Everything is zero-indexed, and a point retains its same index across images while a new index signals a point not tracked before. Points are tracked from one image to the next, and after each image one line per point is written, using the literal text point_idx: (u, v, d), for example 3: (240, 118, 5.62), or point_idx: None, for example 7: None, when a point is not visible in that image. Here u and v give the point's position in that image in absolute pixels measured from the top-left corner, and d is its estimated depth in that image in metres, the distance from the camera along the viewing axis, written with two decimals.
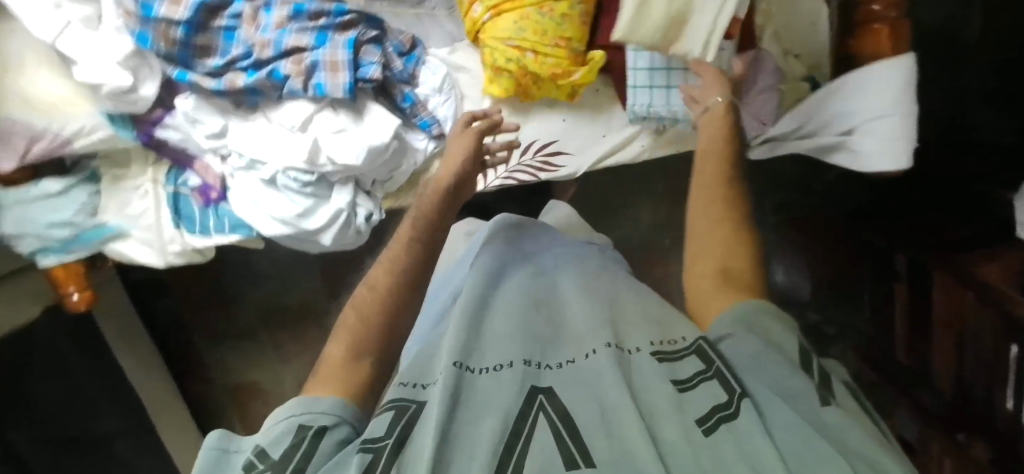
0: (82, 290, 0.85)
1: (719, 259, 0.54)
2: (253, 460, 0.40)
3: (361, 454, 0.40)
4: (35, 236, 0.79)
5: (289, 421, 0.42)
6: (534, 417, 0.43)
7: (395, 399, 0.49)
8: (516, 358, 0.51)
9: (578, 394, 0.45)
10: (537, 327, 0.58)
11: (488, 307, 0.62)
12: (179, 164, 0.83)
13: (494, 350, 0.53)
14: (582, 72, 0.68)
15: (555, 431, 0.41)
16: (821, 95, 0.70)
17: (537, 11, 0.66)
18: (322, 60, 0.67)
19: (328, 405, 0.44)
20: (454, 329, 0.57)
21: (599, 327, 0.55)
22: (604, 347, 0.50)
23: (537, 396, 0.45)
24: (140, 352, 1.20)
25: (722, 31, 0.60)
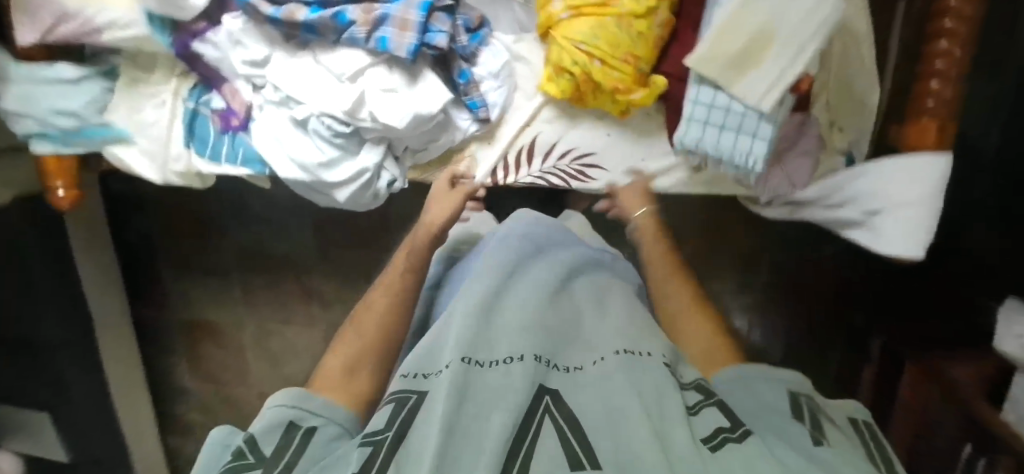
0: (70, 189, 0.80)
1: (698, 337, 0.64)
2: (245, 447, 0.49)
3: (362, 448, 0.43)
4: (36, 118, 0.74)
5: (279, 414, 0.53)
6: (541, 419, 0.44)
7: (398, 387, 0.49)
8: (527, 352, 0.49)
9: (588, 401, 0.46)
10: (551, 316, 0.55)
11: (502, 291, 0.58)
12: (207, 82, 0.80)
13: (504, 339, 0.52)
14: (641, 94, 0.69)
15: (562, 434, 0.43)
16: (856, 172, 0.71)
17: (616, 22, 0.66)
18: (393, 15, 0.65)
19: (319, 405, 0.55)
20: (460, 317, 0.54)
21: (614, 332, 0.54)
22: (613, 354, 0.51)
23: (544, 397, 0.46)
24: (101, 264, 1.13)
25: (785, 88, 0.62)
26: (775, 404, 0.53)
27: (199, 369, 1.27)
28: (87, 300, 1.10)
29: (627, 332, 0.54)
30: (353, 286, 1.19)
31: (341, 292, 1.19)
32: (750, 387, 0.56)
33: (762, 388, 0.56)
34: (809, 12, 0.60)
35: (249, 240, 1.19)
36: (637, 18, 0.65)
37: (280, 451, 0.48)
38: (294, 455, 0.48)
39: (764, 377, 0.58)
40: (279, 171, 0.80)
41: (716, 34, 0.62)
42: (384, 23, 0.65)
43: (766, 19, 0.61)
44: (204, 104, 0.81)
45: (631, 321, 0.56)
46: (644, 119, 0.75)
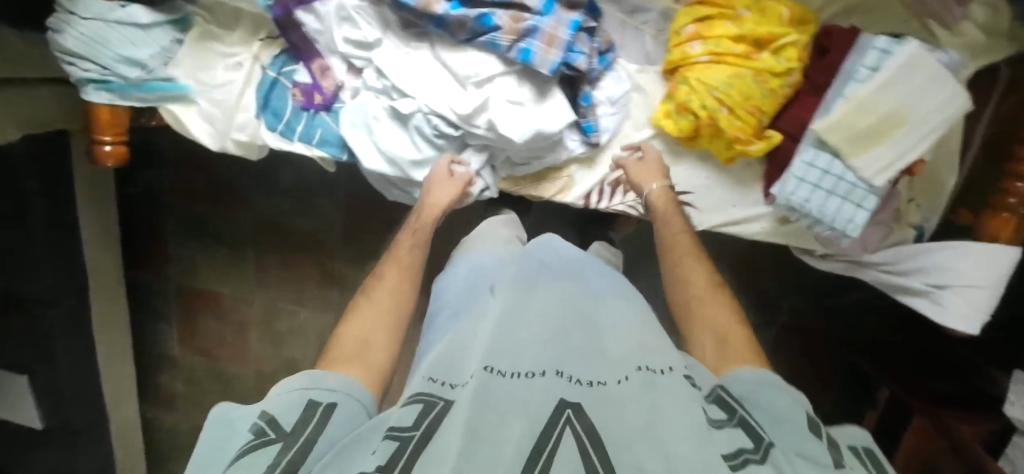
0: (118, 143, 0.69)
1: (717, 329, 0.53)
2: (264, 428, 0.37)
3: (389, 442, 0.33)
4: (99, 63, 0.63)
5: (298, 393, 0.41)
6: (559, 432, 0.32)
7: (418, 391, 0.38)
8: (551, 368, 0.39)
9: (612, 413, 0.34)
10: (576, 324, 0.45)
11: (522, 299, 0.48)
12: (297, 52, 0.73)
13: (528, 350, 0.40)
14: (758, 147, 0.70)
15: (583, 450, 0.31)
16: (924, 247, 0.77)
17: (754, 76, 0.66)
18: (542, 29, 0.62)
19: (336, 382, 0.43)
20: (487, 326, 0.44)
21: (636, 343, 0.43)
22: (638, 365, 0.39)
23: (566, 409, 0.34)
24: (102, 216, 1.03)
25: (900, 168, 0.65)
26: (790, 423, 0.40)
27: (191, 340, 1.22)
28: (83, 255, 0.99)
29: (649, 342, 0.43)
30: None
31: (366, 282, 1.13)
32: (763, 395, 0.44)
33: (764, 397, 0.43)
34: (941, 103, 0.62)
35: (271, 214, 1.11)
36: (774, 75, 0.66)
37: (302, 428, 0.37)
38: (316, 433, 0.37)
39: (770, 384, 0.45)
40: (363, 160, 0.73)
41: (849, 106, 0.65)
42: (532, 35, 0.62)
43: (901, 101, 0.63)
44: (287, 75, 0.74)
45: (649, 329, 0.46)
46: (744, 169, 0.77)
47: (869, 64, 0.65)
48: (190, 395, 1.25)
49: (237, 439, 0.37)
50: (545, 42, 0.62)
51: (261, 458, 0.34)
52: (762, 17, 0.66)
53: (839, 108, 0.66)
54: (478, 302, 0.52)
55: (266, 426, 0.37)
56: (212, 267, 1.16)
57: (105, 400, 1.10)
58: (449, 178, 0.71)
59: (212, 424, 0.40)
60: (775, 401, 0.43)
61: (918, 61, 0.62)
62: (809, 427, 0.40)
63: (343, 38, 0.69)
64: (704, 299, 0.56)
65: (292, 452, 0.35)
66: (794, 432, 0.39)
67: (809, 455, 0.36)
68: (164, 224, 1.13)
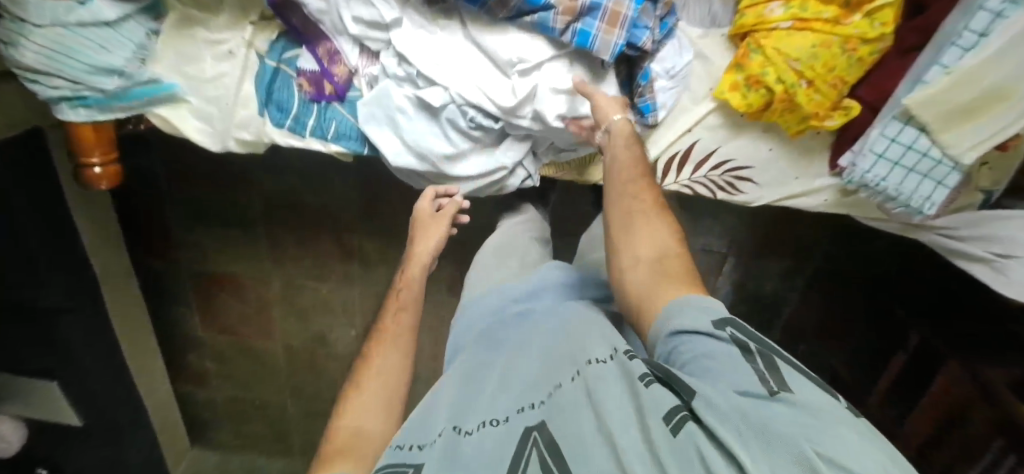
0: (108, 162, 0.60)
1: (655, 250, 0.51)
2: None
3: None
4: (70, 78, 0.53)
5: None
6: (526, 458, 0.39)
7: (394, 460, 0.44)
8: (512, 406, 0.47)
9: (564, 423, 0.41)
10: (531, 357, 0.53)
11: (489, 359, 0.57)
12: (298, 35, 0.62)
13: (490, 400, 0.49)
14: (835, 122, 0.63)
15: (547, 467, 0.38)
16: (991, 215, 0.72)
17: (842, 44, 0.57)
18: (605, 5, 0.55)
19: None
20: (455, 393, 0.53)
21: (577, 346, 0.49)
22: (585, 366, 0.45)
23: (531, 433, 0.42)
24: (94, 211, 0.94)
25: (993, 145, 0.59)
26: (718, 362, 0.39)
27: (213, 320, 1.19)
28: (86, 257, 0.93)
29: (586, 339, 0.49)
30: (402, 248, 1.08)
31: (386, 253, 1.09)
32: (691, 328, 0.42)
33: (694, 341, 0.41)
34: None
35: (278, 190, 1.02)
36: (865, 42, 0.57)
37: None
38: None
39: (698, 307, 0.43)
40: (386, 152, 0.64)
41: (948, 80, 0.56)
42: (592, 15, 0.55)
43: (1012, 71, 0.55)
44: (288, 62, 0.63)
45: (590, 327, 0.52)
46: (811, 139, 0.69)
47: (977, 27, 0.55)
48: (222, 369, 1.26)
49: None
50: (607, 21, 0.55)
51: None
52: None
53: (936, 81, 0.57)
54: (453, 368, 0.60)
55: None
56: (223, 250, 1.10)
57: (136, 387, 1.11)
58: (434, 214, 0.70)
59: None
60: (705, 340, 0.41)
61: None
62: (739, 355, 0.39)
63: (352, 21, 0.58)
64: (646, 213, 0.53)
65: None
66: (722, 372, 0.38)
67: (744, 389, 0.36)
68: (162, 210, 1.05)
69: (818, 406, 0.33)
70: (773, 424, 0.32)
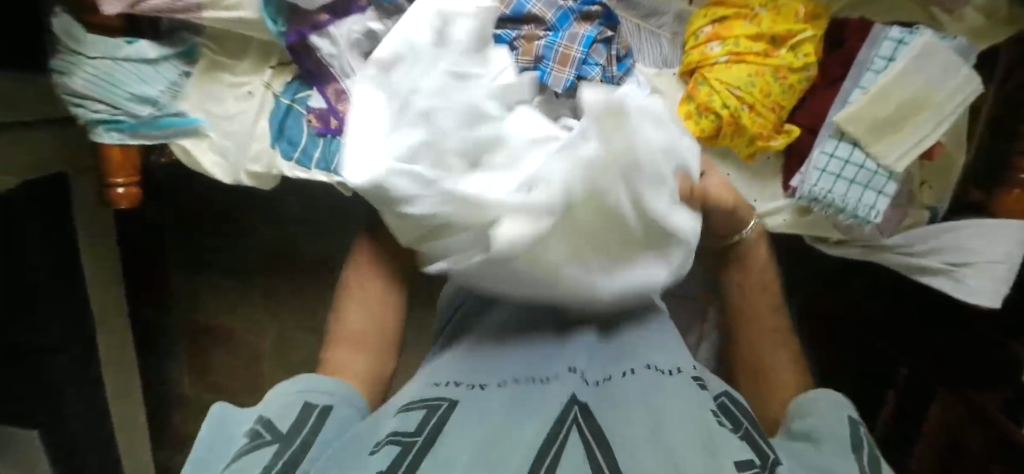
0: (131, 185, 0.67)
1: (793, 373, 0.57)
2: (260, 429, 0.41)
3: (388, 446, 0.35)
4: (110, 103, 0.62)
5: (292, 396, 0.45)
6: (565, 436, 0.33)
7: (426, 395, 0.42)
8: (560, 368, 0.41)
9: (620, 419, 0.35)
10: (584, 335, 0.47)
11: (526, 338, 0.48)
12: (310, 78, 0.70)
13: (534, 363, 0.44)
14: (779, 142, 0.71)
15: (590, 450, 0.32)
16: (943, 229, 0.78)
17: (773, 73, 0.67)
18: (556, 48, 0.64)
19: (326, 384, 0.48)
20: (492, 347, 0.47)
21: (637, 348, 0.44)
22: (644, 368, 0.41)
23: (573, 408, 0.36)
24: (103, 256, 1.00)
25: (923, 151, 0.67)
26: (829, 435, 0.47)
27: (203, 377, 1.18)
28: (88, 297, 0.97)
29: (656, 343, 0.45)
30: None
31: None
32: (815, 415, 0.50)
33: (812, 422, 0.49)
34: (957, 89, 0.64)
35: (279, 241, 1.09)
36: (792, 71, 0.67)
37: (296, 432, 0.42)
38: (309, 437, 0.41)
39: (825, 405, 0.51)
40: None
41: (868, 97, 0.66)
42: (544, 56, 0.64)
43: (920, 88, 0.65)
44: (301, 101, 0.72)
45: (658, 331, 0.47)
46: (762, 164, 0.78)
47: (885, 54, 0.67)
48: None
49: (234, 440, 0.41)
50: (559, 62, 0.64)
51: (262, 458, 0.39)
52: (777, 15, 0.67)
53: (858, 100, 0.67)
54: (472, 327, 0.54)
55: (264, 427, 0.41)
56: (221, 302, 1.14)
57: (116, 445, 1.07)
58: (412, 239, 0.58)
59: (211, 424, 0.43)
60: (823, 419, 0.49)
61: (934, 50, 0.63)
62: (852, 440, 0.47)
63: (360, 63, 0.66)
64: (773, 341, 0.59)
65: (285, 459, 0.39)
66: (830, 448, 0.46)
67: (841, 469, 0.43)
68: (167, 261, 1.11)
69: None
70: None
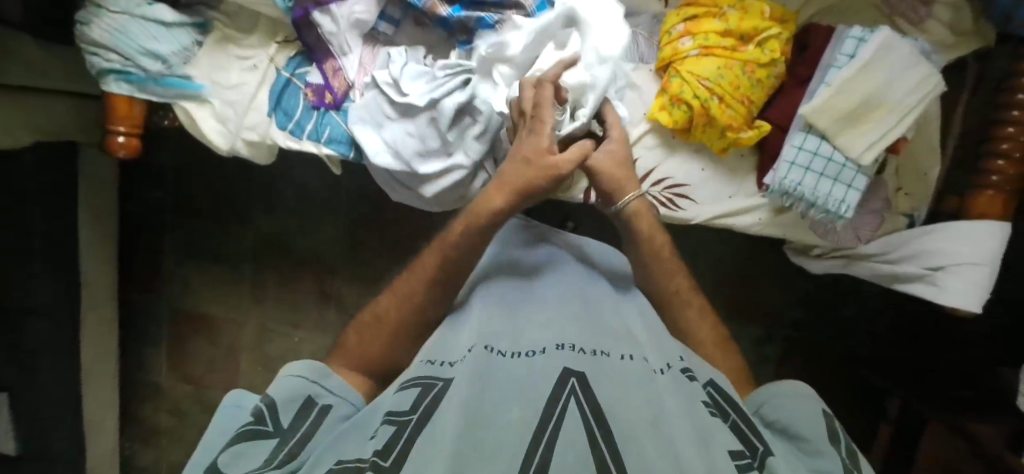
0: (131, 135, 0.72)
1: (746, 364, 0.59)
2: (263, 413, 0.44)
3: (385, 425, 0.39)
4: (123, 54, 0.68)
5: (301, 385, 0.47)
6: (565, 402, 0.37)
7: (420, 374, 0.45)
8: (551, 345, 0.45)
9: (614, 394, 0.39)
10: (577, 318, 0.51)
11: (521, 310, 0.54)
12: (310, 54, 0.75)
13: (531, 335, 0.48)
14: (749, 134, 0.74)
15: (586, 421, 0.36)
16: (914, 233, 0.79)
17: (742, 67, 0.71)
18: None
19: (335, 385, 0.49)
20: (484, 325, 0.51)
21: (633, 343, 0.49)
22: (639, 357, 0.45)
23: (570, 379, 0.40)
24: (98, 230, 1.03)
25: (887, 144, 0.69)
26: (807, 429, 0.49)
27: (181, 367, 1.18)
28: (78, 267, 0.99)
29: (647, 345, 0.49)
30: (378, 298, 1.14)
31: (363, 301, 1.09)
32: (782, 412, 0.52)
33: (787, 417, 0.51)
34: (916, 85, 0.67)
35: (270, 231, 1.11)
36: (760, 66, 0.71)
37: (298, 423, 0.44)
38: (309, 429, 0.44)
39: (792, 398, 0.53)
40: (368, 153, 0.74)
41: (831, 90, 0.69)
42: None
43: (881, 84, 0.67)
44: (300, 75, 0.77)
45: (650, 336, 0.52)
46: (738, 160, 0.80)
47: (847, 52, 0.70)
48: (174, 424, 1.19)
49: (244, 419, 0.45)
50: None
51: (260, 448, 0.41)
52: (745, 14, 0.72)
53: (822, 93, 0.70)
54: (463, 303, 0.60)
55: (269, 416, 0.44)
56: (207, 290, 1.15)
57: (83, 425, 1.05)
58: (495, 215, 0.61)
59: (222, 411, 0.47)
60: (799, 415, 0.51)
61: (892, 45, 0.67)
62: (829, 435, 0.49)
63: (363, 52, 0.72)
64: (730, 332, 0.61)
65: (285, 445, 0.42)
66: (810, 445, 0.48)
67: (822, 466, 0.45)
68: (161, 244, 1.14)
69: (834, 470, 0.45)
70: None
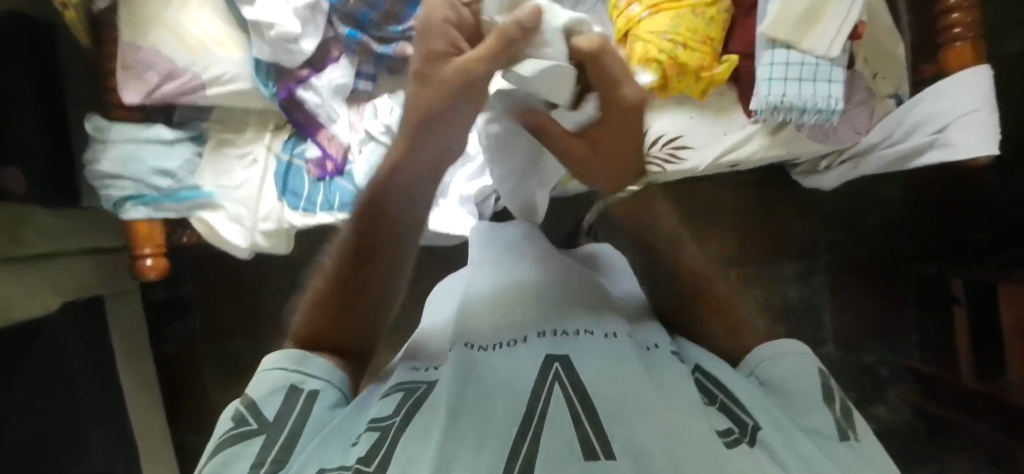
0: (157, 255, 0.75)
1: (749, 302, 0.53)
2: (243, 413, 0.37)
3: (368, 431, 0.35)
4: (134, 179, 0.72)
5: (282, 374, 0.39)
6: (549, 390, 0.35)
7: (405, 381, 0.42)
8: (532, 332, 0.42)
9: (604, 382, 0.36)
10: (563, 298, 0.47)
11: (499, 291, 0.49)
12: (303, 131, 0.79)
13: (509, 319, 0.45)
14: (722, 67, 0.79)
15: (573, 409, 0.34)
16: (905, 108, 0.81)
17: (693, 12, 0.77)
18: None
19: (320, 367, 0.40)
20: (459, 317, 0.47)
21: (625, 324, 0.46)
22: (625, 335, 0.42)
23: (553, 364, 0.38)
24: (138, 377, 1.01)
25: (849, 30, 0.73)
26: (801, 389, 0.42)
27: None
28: (128, 417, 0.96)
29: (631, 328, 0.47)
30: None
31: None
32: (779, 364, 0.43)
33: (782, 374, 0.43)
34: None
35: None
36: (708, 7, 0.78)
37: (284, 417, 0.37)
38: (298, 427, 0.37)
39: (796, 354, 0.44)
40: None
41: None
42: None
43: None
44: (298, 155, 0.80)
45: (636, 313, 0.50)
46: (719, 99, 0.85)
47: None
48: None
49: (220, 420, 0.38)
50: None
51: (247, 451, 0.35)
52: None
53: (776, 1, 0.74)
54: (439, 305, 0.57)
55: (246, 411, 0.37)
56: None
57: None
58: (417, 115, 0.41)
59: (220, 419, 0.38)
60: (792, 376, 0.43)
61: None
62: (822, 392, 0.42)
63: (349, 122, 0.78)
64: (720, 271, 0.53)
65: (268, 453, 0.35)
66: (801, 402, 0.41)
67: (813, 427, 0.40)
68: (201, 375, 1.12)
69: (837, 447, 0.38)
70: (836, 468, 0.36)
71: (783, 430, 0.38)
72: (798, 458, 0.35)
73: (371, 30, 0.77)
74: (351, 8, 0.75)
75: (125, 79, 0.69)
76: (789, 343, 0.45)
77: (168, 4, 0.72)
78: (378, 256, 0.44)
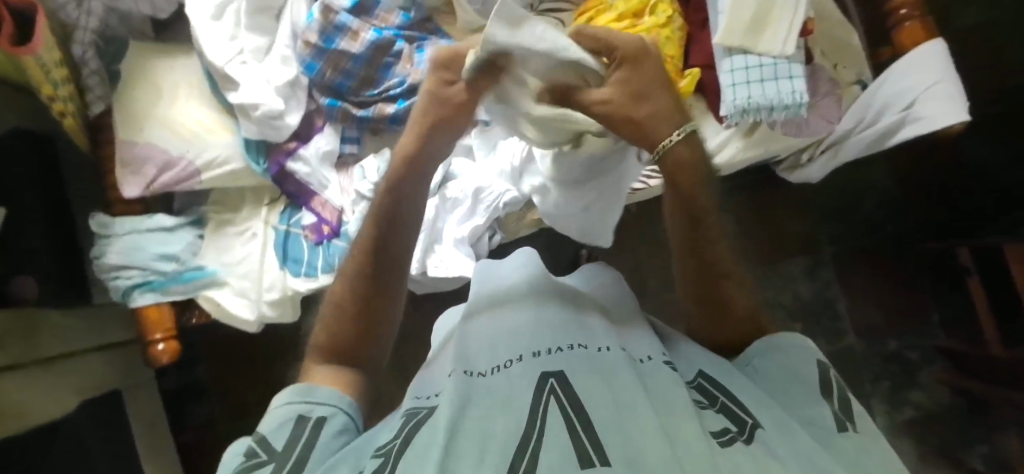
0: (168, 339, 0.76)
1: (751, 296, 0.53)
2: (255, 447, 0.38)
3: (374, 458, 0.35)
4: (141, 267, 0.75)
5: (289, 409, 0.41)
6: (544, 404, 0.35)
7: (408, 408, 0.43)
8: (528, 350, 0.43)
9: (600, 393, 0.36)
10: (557, 314, 0.48)
11: (493, 318, 0.50)
12: (298, 199, 0.82)
13: (505, 340, 0.46)
14: (685, 82, 0.83)
15: (569, 420, 0.34)
16: (871, 90, 0.83)
17: (649, 35, 0.81)
18: None
19: (324, 394, 0.42)
20: (458, 344, 0.47)
21: (619, 334, 0.46)
22: (618, 346, 0.43)
23: (549, 380, 0.38)
24: (163, 467, 1.01)
25: (798, 30, 0.76)
26: (795, 389, 0.41)
27: None
28: None
29: (628, 340, 0.47)
30: None
31: None
32: (773, 364, 0.43)
33: (777, 373, 0.42)
34: None
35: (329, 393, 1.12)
36: (662, 28, 0.82)
37: (293, 445, 0.38)
38: (306, 450, 0.37)
39: (788, 349, 0.43)
40: None
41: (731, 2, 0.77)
42: None
43: None
44: (295, 223, 0.83)
45: (631, 326, 0.50)
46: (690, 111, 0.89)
47: None
48: None
49: (229, 458, 0.38)
50: None
51: None
52: None
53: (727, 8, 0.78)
54: (441, 336, 0.57)
55: (257, 445, 0.38)
56: None
57: None
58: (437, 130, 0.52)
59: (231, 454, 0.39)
60: (786, 376, 0.42)
61: None
62: (820, 387, 0.40)
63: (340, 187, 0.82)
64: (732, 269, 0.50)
65: None
66: (798, 400, 0.40)
67: (811, 422, 0.38)
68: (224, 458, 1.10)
69: (845, 447, 0.35)
70: (837, 460, 0.34)
71: (781, 423, 0.36)
72: (797, 451, 0.33)
73: (350, 97, 0.82)
74: (328, 79, 0.80)
75: (123, 175, 0.73)
76: (789, 334, 0.44)
77: (159, 102, 0.77)
78: (380, 256, 0.51)
